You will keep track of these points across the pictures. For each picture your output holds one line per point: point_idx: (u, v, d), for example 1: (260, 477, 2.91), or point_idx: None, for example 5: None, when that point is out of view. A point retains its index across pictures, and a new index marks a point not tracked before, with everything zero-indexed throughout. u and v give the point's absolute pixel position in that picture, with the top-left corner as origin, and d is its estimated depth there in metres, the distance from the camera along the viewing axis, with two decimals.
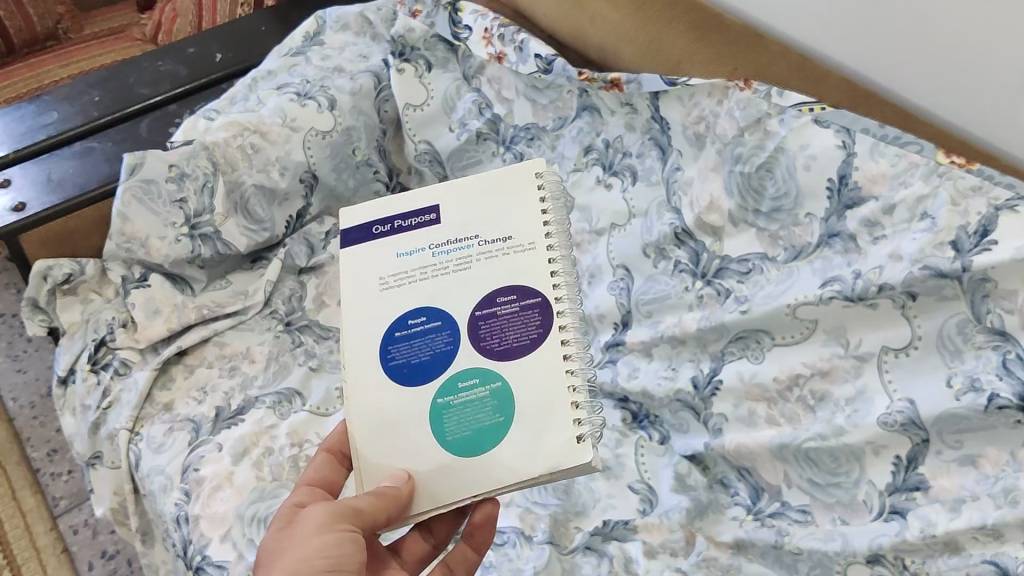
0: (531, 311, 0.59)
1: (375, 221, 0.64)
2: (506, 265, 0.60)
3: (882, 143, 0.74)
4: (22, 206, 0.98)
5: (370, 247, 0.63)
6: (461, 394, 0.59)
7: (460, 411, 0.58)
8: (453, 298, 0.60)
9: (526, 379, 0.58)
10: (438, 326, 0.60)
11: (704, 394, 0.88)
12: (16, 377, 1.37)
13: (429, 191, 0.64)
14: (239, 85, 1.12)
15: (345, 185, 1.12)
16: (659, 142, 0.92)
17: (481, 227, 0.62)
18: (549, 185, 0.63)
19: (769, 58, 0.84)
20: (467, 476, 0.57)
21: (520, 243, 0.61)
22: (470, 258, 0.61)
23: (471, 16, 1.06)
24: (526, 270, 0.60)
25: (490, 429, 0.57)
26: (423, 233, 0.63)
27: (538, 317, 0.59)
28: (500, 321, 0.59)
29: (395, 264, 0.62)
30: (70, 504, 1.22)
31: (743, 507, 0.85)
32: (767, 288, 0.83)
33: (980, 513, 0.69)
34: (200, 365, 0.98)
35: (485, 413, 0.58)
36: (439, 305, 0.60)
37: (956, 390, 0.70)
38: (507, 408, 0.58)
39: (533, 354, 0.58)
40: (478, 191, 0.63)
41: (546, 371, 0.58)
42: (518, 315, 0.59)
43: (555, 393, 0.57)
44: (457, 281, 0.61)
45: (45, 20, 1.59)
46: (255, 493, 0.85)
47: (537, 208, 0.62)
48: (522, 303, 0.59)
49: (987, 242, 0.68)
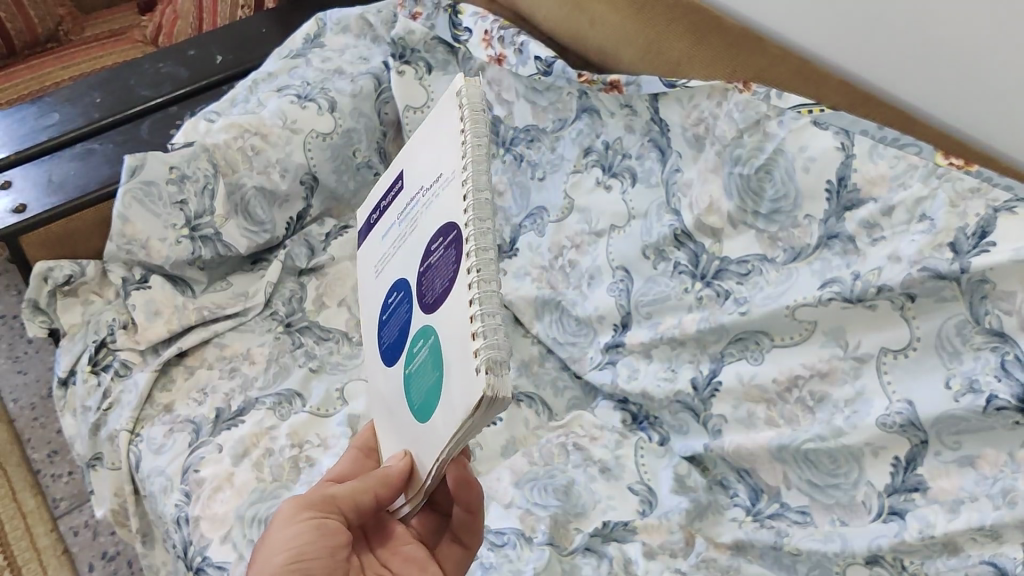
0: (445, 255, 0.46)
1: (375, 208, 0.60)
2: (431, 215, 0.48)
3: (881, 145, 0.74)
4: (22, 208, 0.98)
5: (373, 234, 0.59)
6: (415, 358, 0.49)
7: (417, 378, 0.49)
8: (408, 267, 0.51)
9: (447, 321, 0.44)
10: (402, 296, 0.52)
11: (704, 395, 0.88)
12: (16, 379, 1.38)
13: (401, 155, 0.56)
14: (239, 87, 1.12)
15: (345, 187, 1.13)
16: (659, 144, 0.93)
17: (422, 179, 0.51)
18: (467, 98, 0.47)
19: (768, 60, 0.84)
20: (428, 446, 0.47)
21: (441, 180, 0.48)
22: (416, 222, 0.51)
23: (471, 18, 1.06)
24: (442, 209, 0.47)
25: (431, 392, 0.46)
26: (396, 203, 0.55)
27: (456, 249, 0.44)
28: (435, 267, 0.47)
29: (383, 244, 0.56)
30: (71, 505, 1.22)
31: (743, 508, 0.86)
32: (767, 290, 0.83)
33: (980, 514, 0.69)
34: (200, 367, 0.98)
35: (428, 373, 0.47)
36: (402, 276, 0.52)
37: (956, 391, 0.70)
38: (437, 361, 0.45)
39: (450, 295, 0.44)
40: (421, 138, 0.52)
41: (453, 309, 0.43)
42: (444, 254, 0.46)
43: (460, 327, 0.42)
44: (410, 252, 0.51)
45: (45, 23, 1.60)
46: (255, 494, 0.85)
47: (453, 131, 0.47)
48: (446, 241, 0.46)
49: (985, 244, 0.68)
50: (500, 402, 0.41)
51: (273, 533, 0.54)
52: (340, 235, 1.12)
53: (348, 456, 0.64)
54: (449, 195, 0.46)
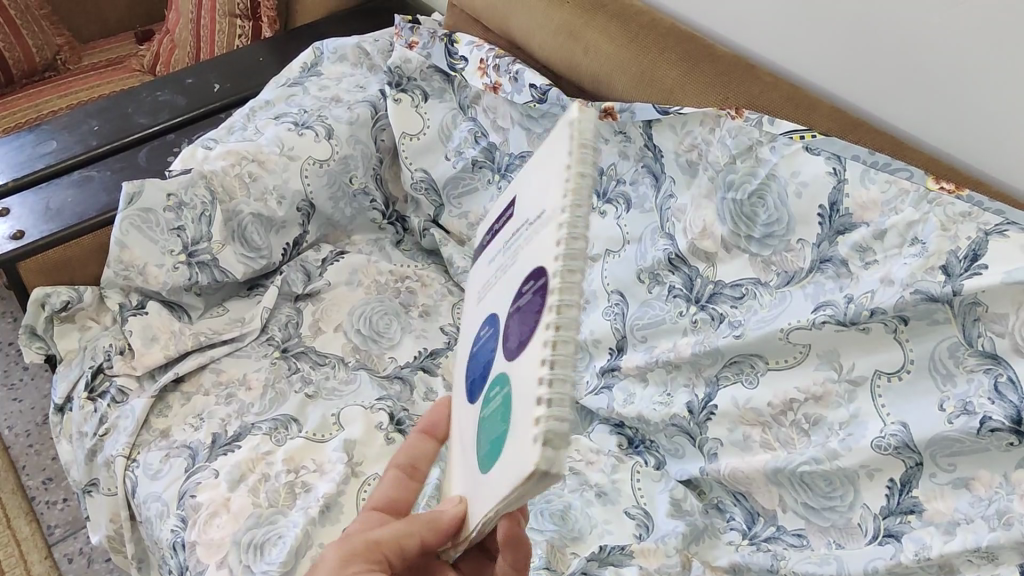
0: (547, 218, 0.42)
1: (495, 225, 0.57)
2: (541, 186, 0.46)
3: (873, 170, 0.76)
4: (21, 234, 0.99)
5: (484, 261, 0.57)
6: (488, 400, 0.45)
7: (485, 416, 0.44)
8: (504, 292, 0.48)
9: (518, 382, 0.39)
10: (491, 333, 0.49)
11: (699, 419, 0.88)
12: (12, 407, 1.37)
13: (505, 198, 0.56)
14: (237, 116, 1.13)
15: (342, 213, 1.14)
16: (652, 169, 0.94)
17: (530, 178, 0.50)
18: (579, 128, 0.42)
19: (759, 88, 0.84)
20: (483, 498, 0.42)
21: (541, 217, 0.43)
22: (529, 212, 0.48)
23: (466, 47, 1.06)
24: (549, 175, 0.45)
25: (495, 443, 0.42)
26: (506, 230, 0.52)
27: (536, 303, 0.39)
28: (516, 317, 0.42)
29: (489, 270, 0.54)
30: (66, 532, 1.21)
31: (739, 531, 0.86)
32: (761, 313, 0.84)
33: (974, 535, 0.69)
34: (197, 393, 0.98)
35: (495, 421, 0.43)
36: (495, 315, 0.49)
37: (949, 413, 0.71)
38: (504, 419, 0.41)
39: (524, 351, 0.39)
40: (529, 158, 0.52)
41: (528, 365, 0.38)
42: (529, 303, 0.40)
43: (523, 395, 0.38)
44: (517, 242, 0.49)
45: (44, 51, 1.62)
46: (252, 519, 0.85)
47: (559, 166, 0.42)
48: (531, 292, 0.40)
49: (976, 267, 0.69)
50: (555, 478, 0.35)
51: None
52: (337, 260, 1.12)
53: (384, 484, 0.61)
54: (558, 149, 0.44)
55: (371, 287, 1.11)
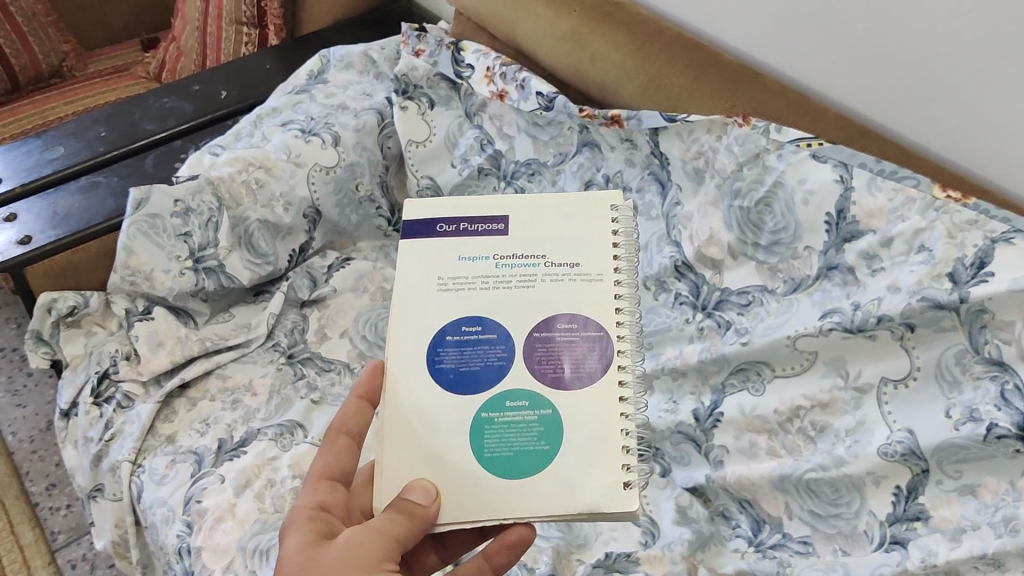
0: (604, 282, 0.61)
1: (435, 218, 0.64)
2: (565, 237, 0.63)
3: (880, 178, 0.77)
4: (27, 239, 0.99)
5: (434, 245, 0.64)
6: (508, 413, 0.58)
7: (503, 429, 0.58)
8: (520, 307, 0.61)
9: (581, 419, 0.58)
10: (494, 339, 0.60)
11: (705, 426, 0.88)
12: (15, 413, 1.37)
13: (458, 205, 0.65)
14: (244, 122, 1.14)
15: (348, 220, 1.14)
16: (659, 177, 0.94)
17: (540, 218, 0.64)
18: (622, 219, 0.64)
19: (767, 95, 0.85)
20: (518, 498, 0.55)
21: (580, 269, 0.62)
22: (547, 249, 0.62)
23: (473, 55, 1.07)
24: (583, 237, 0.63)
25: (536, 456, 0.57)
26: (490, 241, 0.63)
27: (598, 350, 0.59)
28: (559, 347, 0.60)
29: (456, 266, 0.63)
30: (70, 538, 1.21)
31: (745, 539, 0.84)
32: (767, 320, 0.84)
33: (981, 542, 0.69)
34: (202, 398, 0.99)
35: (529, 437, 0.57)
36: (492, 316, 0.61)
37: (955, 420, 0.71)
38: (553, 437, 0.57)
39: (589, 387, 0.58)
40: (518, 198, 0.65)
41: (598, 407, 0.58)
42: (578, 344, 0.60)
43: (606, 435, 0.57)
44: (528, 265, 0.62)
45: (50, 58, 1.62)
46: (257, 524, 0.86)
47: (604, 239, 0.63)
48: (584, 334, 0.60)
49: (982, 275, 0.70)
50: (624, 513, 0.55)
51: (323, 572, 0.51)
52: (343, 266, 1.13)
53: (344, 446, 0.62)
54: (595, 221, 0.64)
55: (376, 294, 1.10)
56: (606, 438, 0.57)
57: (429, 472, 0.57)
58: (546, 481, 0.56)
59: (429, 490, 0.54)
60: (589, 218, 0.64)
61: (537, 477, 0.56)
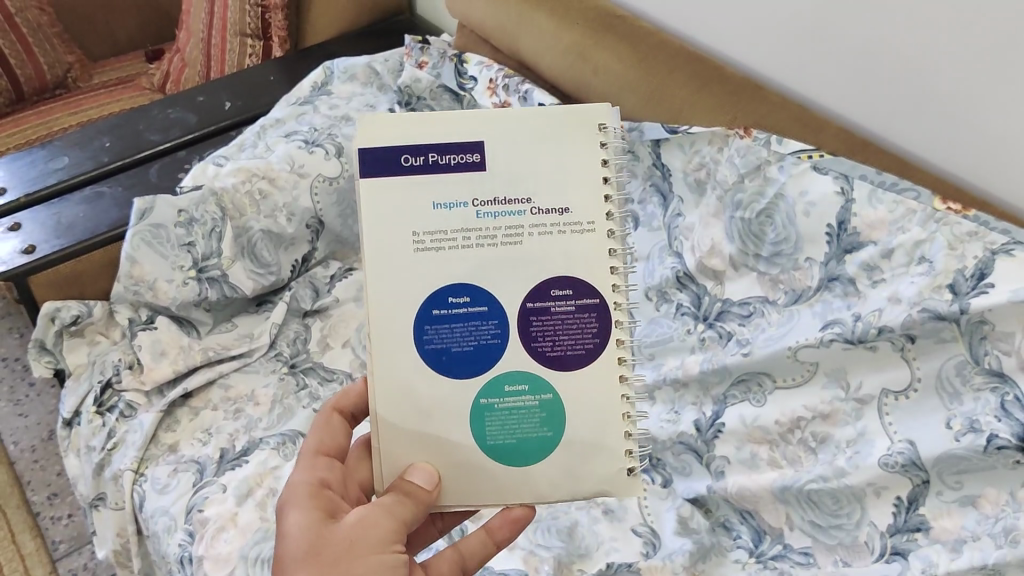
0: (597, 231, 0.58)
1: (397, 146, 0.57)
2: (552, 173, 0.57)
3: (880, 190, 0.77)
4: (32, 248, 1.00)
5: (405, 188, 0.57)
6: (508, 399, 0.59)
7: (503, 416, 0.59)
8: (508, 272, 0.58)
9: (583, 407, 0.59)
10: (486, 313, 0.58)
11: (706, 437, 0.88)
12: (17, 422, 1.38)
13: (421, 126, 0.56)
14: (248, 134, 1.15)
15: (351, 231, 1.14)
16: (659, 188, 0.94)
17: (518, 147, 0.57)
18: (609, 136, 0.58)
19: (768, 107, 0.86)
20: (520, 484, 0.60)
21: (570, 216, 0.58)
22: (531, 191, 0.57)
23: (476, 67, 1.08)
24: (572, 171, 0.58)
25: (539, 441, 0.60)
26: (466, 182, 0.57)
27: (595, 323, 0.59)
28: (555, 321, 0.59)
29: (433, 218, 0.57)
30: (71, 548, 1.21)
31: (746, 550, 0.84)
32: (768, 331, 0.84)
33: (981, 553, 0.69)
34: (205, 408, 0.99)
35: (532, 423, 0.59)
36: (483, 286, 0.58)
37: (956, 431, 0.71)
38: (555, 422, 0.59)
39: (588, 365, 0.59)
40: (494, 116, 0.57)
41: (598, 389, 0.59)
42: (574, 317, 0.59)
43: (609, 426, 0.59)
44: (515, 215, 0.57)
45: (55, 69, 1.64)
46: (259, 534, 0.86)
47: (594, 173, 0.58)
48: (580, 305, 0.59)
49: (982, 286, 0.71)
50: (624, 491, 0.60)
51: (334, 551, 0.52)
52: (345, 277, 1.13)
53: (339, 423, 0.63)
54: (582, 147, 0.58)
55: None
56: (608, 433, 0.59)
57: (430, 456, 0.59)
58: (552, 467, 0.60)
59: (431, 474, 0.57)
60: (576, 146, 0.58)
61: (543, 463, 0.60)
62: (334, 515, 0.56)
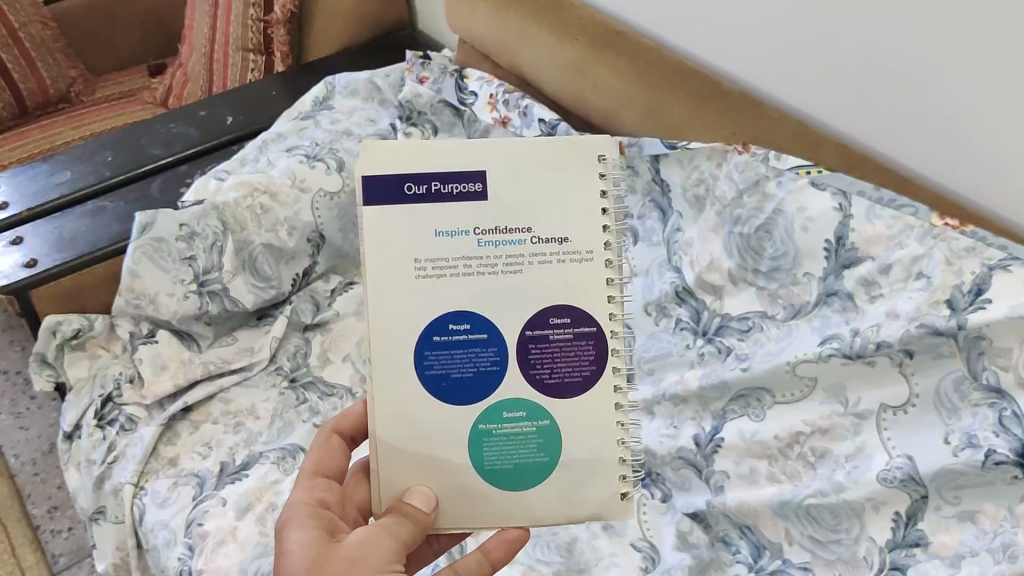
0: (594, 260, 0.58)
1: (401, 175, 0.57)
2: (551, 202, 0.58)
3: (879, 206, 0.78)
4: (33, 262, 1.00)
5: (408, 216, 0.57)
6: (506, 425, 0.59)
7: (502, 441, 0.59)
8: (507, 298, 0.58)
9: (580, 429, 0.60)
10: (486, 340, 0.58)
11: (706, 451, 0.88)
12: (18, 435, 1.38)
13: (424, 155, 0.57)
14: (250, 148, 1.15)
15: (352, 245, 1.14)
16: (659, 204, 0.95)
17: (519, 173, 0.58)
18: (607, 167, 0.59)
19: (767, 124, 0.87)
20: (516, 508, 0.60)
21: (569, 245, 0.58)
22: (532, 220, 0.58)
23: (477, 83, 1.09)
24: (570, 199, 0.58)
25: (535, 466, 0.60)
26: (468, 210, 0.57)
27: (592, 349, 0.59)
28: (553, 349, 0.59)
29: (434, 245, 0.57)
30: (70, 561, 1.21)
31: (745, 564, 0.82)
32: (767, 346, 0.85)
33: (980, 568, 0.69)
34: (205, 421, 0.99)
35: (529, 449, 0.60)
36: (484, 314, 0.58)
37: (954, 446, 0.71)
38: (553, 448, 0.60)
39: (586, 391, 0.60)
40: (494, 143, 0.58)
41: (594, 413, 0.60)
42: (571, 344, 0.59)
43: (605, 450, 0.60)
44: (515, 244, 0.57)
45: (58, 83, 1.65)
46: (258, 548, 0.86)
47: (592, 203, 0.58)
48: (578, 332, 0.59)
49: (980, 301, 0.71)
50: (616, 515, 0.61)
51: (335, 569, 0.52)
52: (346, 290, 1.13)
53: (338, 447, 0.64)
54: (580, 176, 0.58)
55: None
56: (606, 449, 0.60)
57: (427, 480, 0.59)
58: (549, 491, 0.60)
59: (429, 498, 0.58)
60: (574, 173, 0.58)
61: (540, 488, 0.60)
62: (334, 534, 0.56)
